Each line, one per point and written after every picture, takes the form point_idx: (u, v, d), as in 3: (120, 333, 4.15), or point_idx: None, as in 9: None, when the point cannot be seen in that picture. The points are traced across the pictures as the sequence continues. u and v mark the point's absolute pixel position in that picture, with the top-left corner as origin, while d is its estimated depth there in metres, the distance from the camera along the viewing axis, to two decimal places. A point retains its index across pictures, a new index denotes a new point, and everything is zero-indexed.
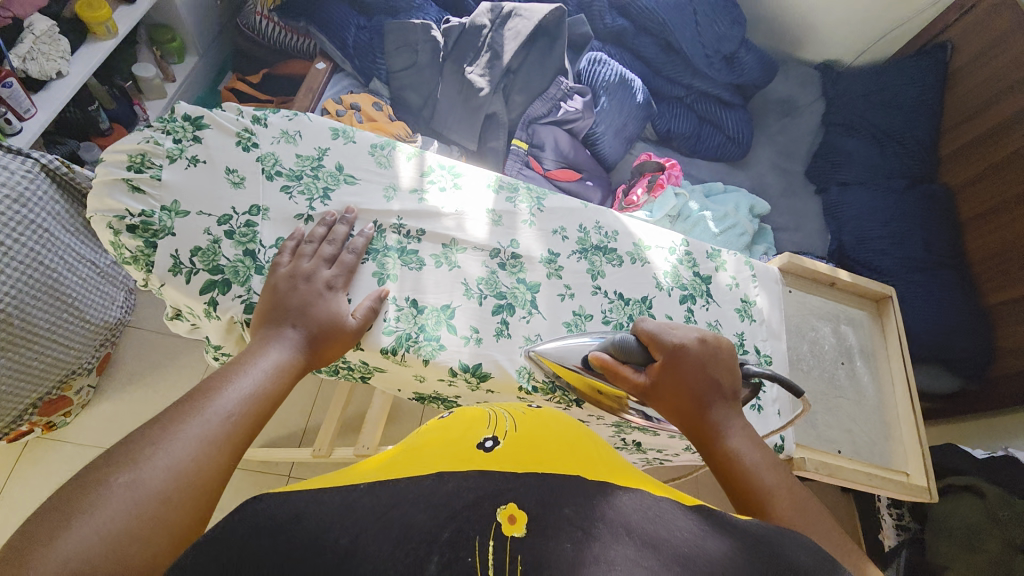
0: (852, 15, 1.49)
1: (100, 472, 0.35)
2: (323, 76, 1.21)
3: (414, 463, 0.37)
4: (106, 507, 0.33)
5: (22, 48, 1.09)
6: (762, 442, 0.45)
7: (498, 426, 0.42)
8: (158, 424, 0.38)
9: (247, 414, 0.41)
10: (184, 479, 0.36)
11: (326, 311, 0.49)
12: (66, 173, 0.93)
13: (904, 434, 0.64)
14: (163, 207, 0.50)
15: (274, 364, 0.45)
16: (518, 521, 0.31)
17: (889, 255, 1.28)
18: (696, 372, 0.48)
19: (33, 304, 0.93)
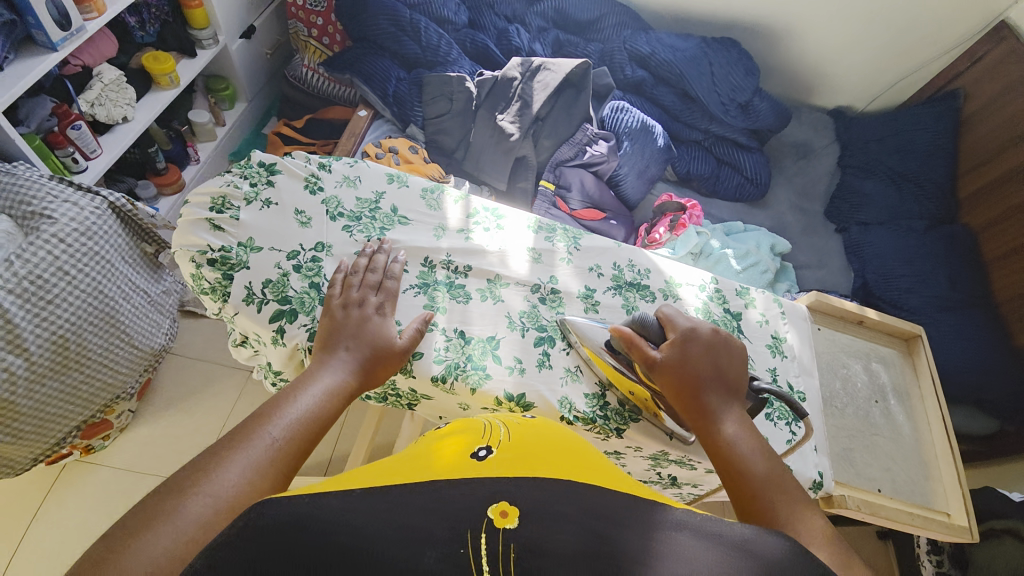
0: (860, 65, 1.57)
1: (168, 492, 0.36)
2: (365, 122, 1.30)
3: (410, 472, 0.39)
4: (166, 534, 0.34)
5: (91, 94, 1.21)
6: (756, 433, 0.49)
7: (491, 437, 0.45)
8: (217, 450, 0.40)
9: (295, 438, 0.43)
10: (229, 504, 0.37)
11: (377, 333, 0.52)
12: (129, 209, 1.03)
13: (944, 473, 0.64)
14: (239, 243, 0.55)
15: (328, 384, 0.48)
16: (510, 515, 0.34)
17: (915, 294, 1.29)
18: (704, 357, 0.53)
19: (90, 329, 0.97)
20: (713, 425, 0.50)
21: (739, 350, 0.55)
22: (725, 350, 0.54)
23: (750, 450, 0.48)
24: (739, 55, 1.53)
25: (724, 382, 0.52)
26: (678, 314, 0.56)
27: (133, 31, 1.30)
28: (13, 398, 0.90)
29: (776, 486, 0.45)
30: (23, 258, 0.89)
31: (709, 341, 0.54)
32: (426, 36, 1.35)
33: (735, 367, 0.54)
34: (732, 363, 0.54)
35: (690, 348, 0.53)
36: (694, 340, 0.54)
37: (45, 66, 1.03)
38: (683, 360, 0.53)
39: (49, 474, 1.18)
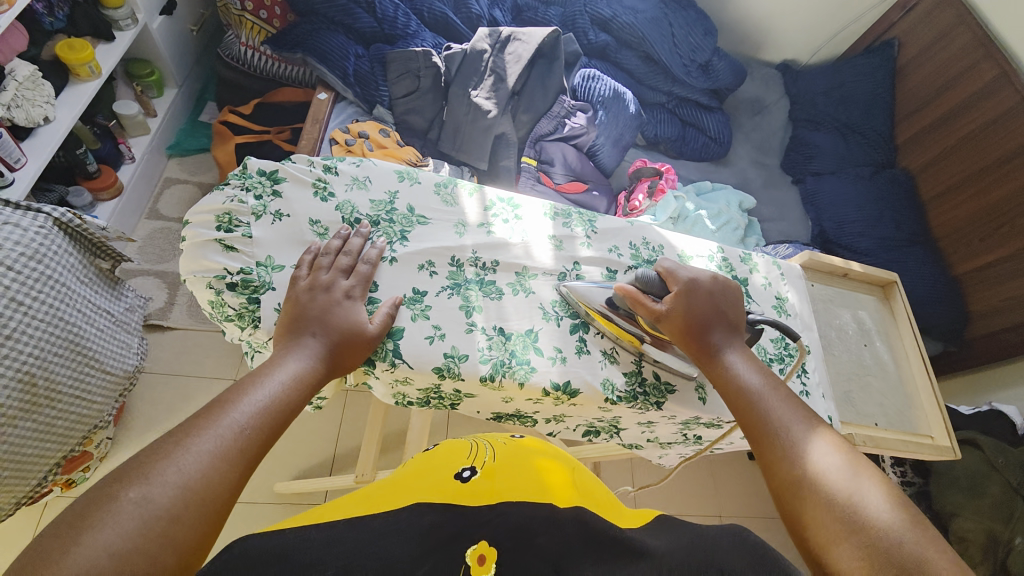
0: (805, 19, 1.62)
1: (111, 488, 0.35)
2: (327, 106, 1.21)
3: (396, 497, 0.45)
4: (130, 518, 0.34)
5: (7, 96, 1.03)
6: (753, 358, 0.56)
7: (478, 456, 0.51)
8: (176, 435, 0.39)
9: (259, 426, 0.43)
10: (194, 495, 0.37)
11: (345, 317, 0.52)
12: (78, 225, 0.91)
13: (924, 401, 0.74)
14: (259, 263, 0.55)
15: (292, 373, 0.47)
16: (486, 561, 0.39)
17: (866, 237, 1.40)
18: (707, 301, 0.58)
19: (56, 360, 0.87)
20: (716, 358, 0.56)
21: (736, 293, 0.60)
22: (724, 294, 0.59)
23: (752, 370, 0.54)
24: (696, 15, 1.54)
25: (725, 321, 0.58)
26: (677, 266, 0.59)
27: (41, 18, 1.11)
28: None
29: (775, 397, 0.52)
30: None
31: (709, 288, 0.58)
32: (380, 6, 1.26)
33: (733, 308, 0.59)
34: (731, 304, 0.59)
35: (692, 294, 0.58)
36: (696, 288, 0.58)
37: None
38: (688, 306, 0.57)
39: (24, 522, 1.07)
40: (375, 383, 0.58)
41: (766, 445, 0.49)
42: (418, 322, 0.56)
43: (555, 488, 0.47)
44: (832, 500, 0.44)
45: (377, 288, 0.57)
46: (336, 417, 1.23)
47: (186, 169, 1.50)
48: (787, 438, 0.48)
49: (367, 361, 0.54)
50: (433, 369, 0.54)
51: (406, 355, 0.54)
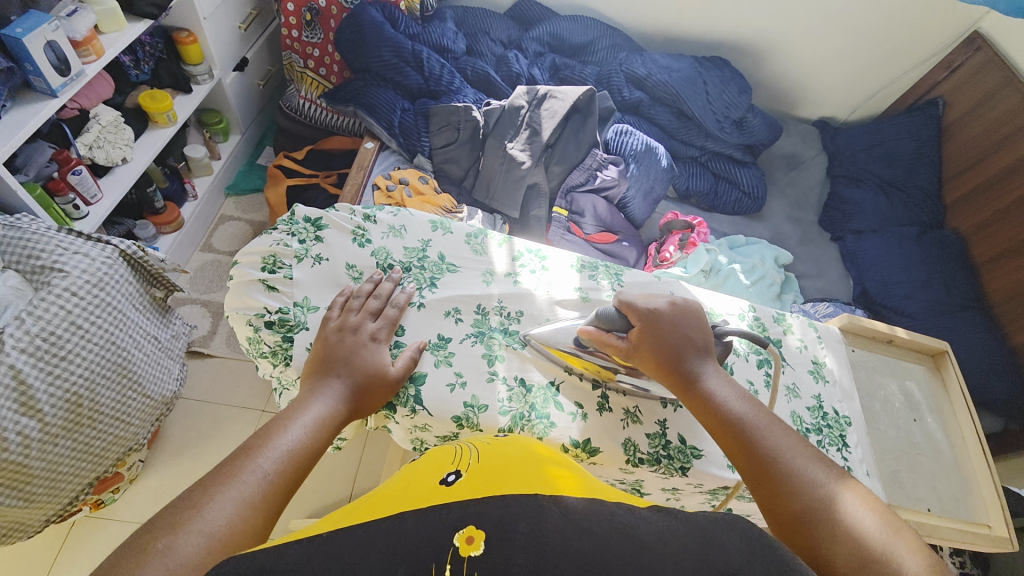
0: (842, 79, 1.64)
1: (142, 539, 0.36)
2: (372, 154, 1.29)
3: (378, 508, 0.41)
4: (158, 567, 0.34)
5: (89, 137, 1.17)
6: (732, 381, 0.55)
7: (462, 461, 0.48)
8: (205, 484, 0.41)
9: (285, 471, 0.44)
10: (219, 543, 0.37)
11: (369, 359, 0.55)
12: (140, 256, 1.00)
13: (979, 482, 0.75)
14: (296, 303, 0.59)
15: (316, 417, 0.49)
16: (475, 541, 0.34)
17: (913, 299, 1.33)
18: (672, 329, 0.57)
19: (103, 383, 0.92)
20: (694, 386, 0.54)
21: (697, 314, 0.59)
22: (695, 317, 0.58)
23: (733, 397, 0.53)
24: (731, 74, 1.58)
25: (698, 347, 0.57)
26: (635, 298, 0.59)
27: (128, 69, 1.27)
28: (26, 459, 0.83)
29: (757, 424, 0.51)
30: (34, 315, 0.85)
31: (671, 315, 0.58)
32: (428, 66, 1.37)
33: (706, 330, 0.58)
34: (704, 327, 0.58)
35: (662, 319, 0.58)
36: (665, 312, 0.58)
37: (45, 113, 1.00)
38: (658, 331, 0.57)
39: (47, 542, 1.08)
40: (395, 428, 0.59)
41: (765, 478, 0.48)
42: (440, 369, 0.58)
43: (548, 481, 0.43)
44: (844, 533, 0.43)
45: (403, 333, 0.60)
46: (355, 456, 1.23)
47: (241, 206, 1.61)
48: (785, 469, 0.47)
49: (389, 406, 0.56)
50: (451, 417, 0.56)
51: (427, 402, 0.56)
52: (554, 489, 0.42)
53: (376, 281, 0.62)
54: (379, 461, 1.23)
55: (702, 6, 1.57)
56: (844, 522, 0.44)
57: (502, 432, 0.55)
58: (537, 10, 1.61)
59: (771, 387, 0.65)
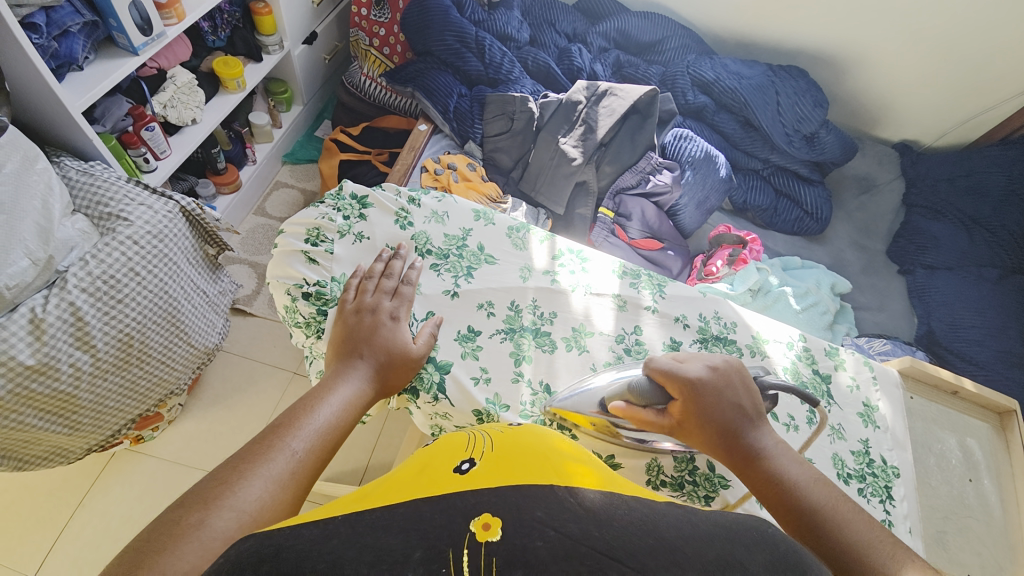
0: (932, 102, 1.49)
1: (177, 513, 0.37)
2: (425, 136, 1.30)
3: (392, 493, 0.40)
4: (195, 542, 0.35)
5: (164, 96, 1.24)
6: (802, 461, 0.50)
7: (476, 449, 0.47)
8: (237, 463, 0.42)
9: (314, 450, 0.45)
10: (251, 518, 0.38)
11: (390, 338, 0.55)
12: (198, 214, 1.05)
13: None
14: (333, 278, 0.61)
15: (344, 398, 0.50)
16: (492, 528, 0.32)
17: (984, 347, 1.20)
18: (715, 404, 0.52)
19: (152, 328, 0.97)
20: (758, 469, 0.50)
21: (741, 376, 0.54)
22: (733, 387, 0.53)
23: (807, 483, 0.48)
24: (807, 86, 1.48)
25: (744, 418, 0.52)
26: (666, 361, 0.55)
27: (206, 35, 1.34)
28: (75, 391, 0.89)
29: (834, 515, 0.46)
30: (97, 258, 0.91)
31: (715, 382, 0.53)
32: (489, 53, 1.35)
33: (750, 394, 0.54)
34: (745, 390, 0.54)
35: (699, 398, 0.52)
36: (701, 383, 0.53)
37: (126, 68, 1.07)
38: (697, 413, 0.52)
39: (89, 468, 1.17)
40: (415, 412, 0.60)
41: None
42: (467, 360, 0.59)
43: (562, 473, 0.42)
44: None
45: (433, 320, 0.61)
46: (375, 429, 1.25)
47: (295, 175, 1.67)
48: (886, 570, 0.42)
49: (412, 391, 0.57)
50: (472, 410, 0.57)
51: (450, 392, 0.57)
52: (570, 481, 0.40)
53: (383, 259, 0.62)
54: (398, 438, 1.25)
55: (782, 11, 1.48)
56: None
57: (518, 424, 0.54)
58: (608, 4, 1.57)
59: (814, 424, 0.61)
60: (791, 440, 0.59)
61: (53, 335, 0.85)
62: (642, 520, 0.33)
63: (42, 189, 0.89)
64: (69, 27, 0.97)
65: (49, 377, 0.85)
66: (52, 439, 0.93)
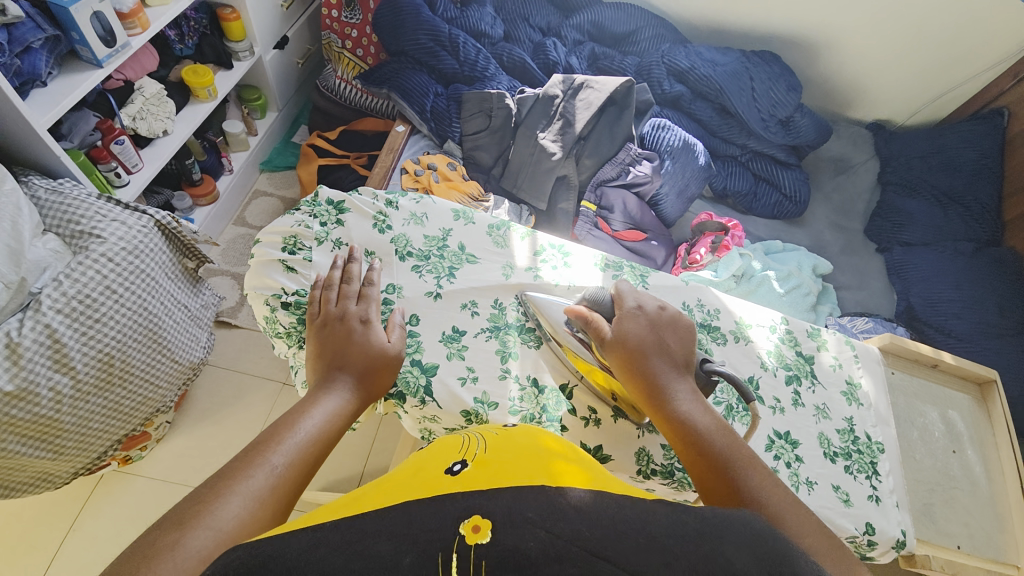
0: (902, 81, 1.52)
1: (153, 534, 0.36)
2: (403, 137, 1.29)
3: (384, 497, 0.40)
4: (170, 563, 0.34)
5: (133, 108, 1.21)
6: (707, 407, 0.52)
7: (468, 450, 0.47)
8: (216, 481, 0.41)
9: (295, 464, 0.44)
10: (230, 535, 0.37)
11: (368, 346, 0.55)
12: (174, 227, 1.03)
13: (1015, 525, 0.71)
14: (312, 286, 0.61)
15: (327, 410, 0.49)
16: (482, 529, 0.32)
17: (961, 320, 1.23)
18: (646, 334, 0.56)
19: (133, 346, 0.95)
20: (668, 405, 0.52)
21: (683, 326, 0.57)
22: (670, 327, 0.57)
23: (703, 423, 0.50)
24: (781, 70, 1.49)
25: (672, 360, 0.55)
26: (630, 292, 0.59)
27: (173, 44, 1.30)
28: (57, 415, 0.87)
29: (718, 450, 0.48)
30: (71, 277, 0.88)
31: (653, 318, 0.57)
32: (464, 51, 1.34)
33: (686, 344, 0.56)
34: (678, 339, 0.56)
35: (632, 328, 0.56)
36: (638, 317, 0.57)
37: (90, 82, 1.04)
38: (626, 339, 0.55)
39: (77, 492, 1.14)
40: (404, 416, 0.60)
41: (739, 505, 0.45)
42: (452, 361, 0.59)
43: (553, 473, 0.42)
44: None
45: (416, 323, 0.61)
46: (369, 434, 1.25)
47: (274, 183, 1.64)
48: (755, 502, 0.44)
49: (399, 396, 0.57)
50: (460, 411, 0.57)
51: (437, 394, 0.57)
52: (562, 480, 0.41)
53: (341, 265, 0.61)
54: (392, 442, 1.25)
55: None
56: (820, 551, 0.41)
57: (509, 423, 0.54)
58: None
59: (799, 405, 0.62)
60: (778, 421, 0.60)
61: (30, 359, 0.83)
62: (634, 517, 0.34)
63: (9, 210, 0.87)
64: (31, 43, 0.94)
65: (28, 402, 0.83)
66: (36, 465, 0.91)
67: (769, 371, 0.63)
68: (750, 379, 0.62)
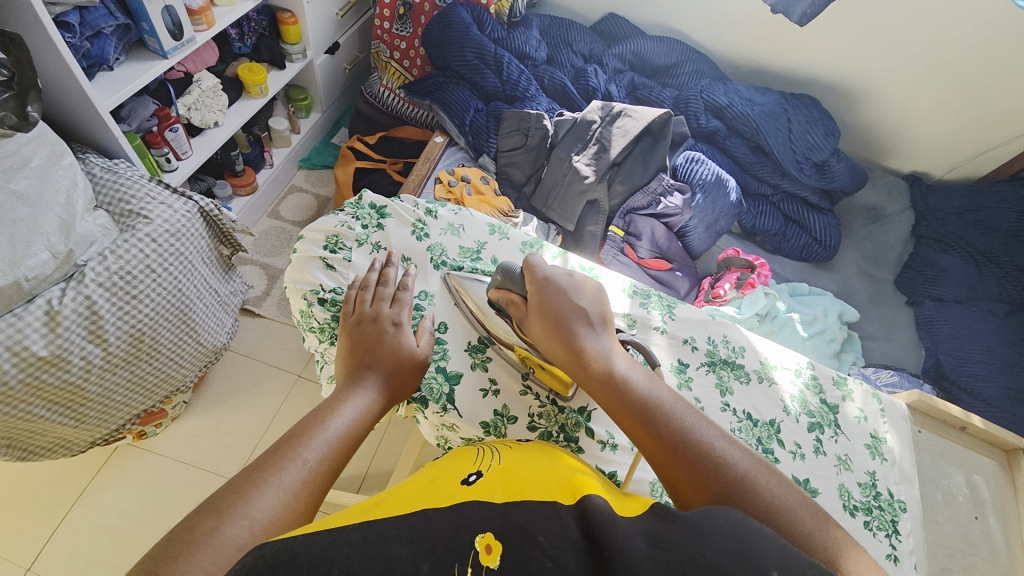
0: (943, 135, 1.50)
1: (192, 523, 0.37)
2: (440, 148, 1.32)
3: (403, 502, 0.41)
4: (210, 552, 0.36)
5: (189, 99, 1.27)
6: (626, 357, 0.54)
7: (484, 463, 0.48)
8: (251, 473, 0.42)
9: (325, 460, 0.45)
10: (264, 528, 0.39)
11: (397, 346, 0.56)
12: (216, 214, 1.07)
13: None
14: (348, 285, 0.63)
15: (357, 407, 0.50)
16: (494, 553, 0.32)
17: (992, 383, 1.18)
18: (558, 299, 0.58)
19: (163, 325, 0.98)
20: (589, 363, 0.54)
21: (588, 287, 0.60)
22: (578, 292, 0.59)
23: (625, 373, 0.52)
24: (820, 114, 1.49)
25: (587, 320, 0.57)
26: (538, 262, 0.61)
27: (232, 42, 1.37)
28: (84, 384, 0.90)
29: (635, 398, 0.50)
30: (115, 254, 0.92)
31: (558, 283, 0.59)
32: (507, 71, 1.38)
33: (598, 305, 0.59)
34: (589, 299, 0.59)
35: (543, 296, 0.58)
36: (547, 285, 0.59)
37: (154, 71, 1.10)
38: (542, 309, 0.58)
39: (90, 461, 1.17)
40: (423, 422, 0.61)
41: (671, 464, 0.45)
42: (476, 371, 0.60)
43: (572, 491, 0.42)
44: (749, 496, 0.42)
45: (445, 330, 0.62)
46: (375, 436, 1.25)
47: (310, 180, 1.70)
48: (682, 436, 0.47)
49: (421, 401, 0.57)
50: (479, 423, 0.57)
51: (458, 403, 0.58)
52: (577, 496, 0.41)
53: (379, 268, 0.63)
54: (398, 446, 1.25)
55: (796, 40, 1.50)
56: (752, 489, 0.43)
57: (526, 440, 0.55)
58: (625, 27, 1.60)
59: (820, 453, 0.61)
60: (798, 468, 0.59)
61: (67, 328, 0.86)
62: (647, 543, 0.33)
63: (66, 184, 0.91)
64: (101, 28, 1.00)
65: (60, 369, 0.86)
66: (57, 430, 0.94)
67: (792, 416, 0.62)
68: (771, 422, 0.62)
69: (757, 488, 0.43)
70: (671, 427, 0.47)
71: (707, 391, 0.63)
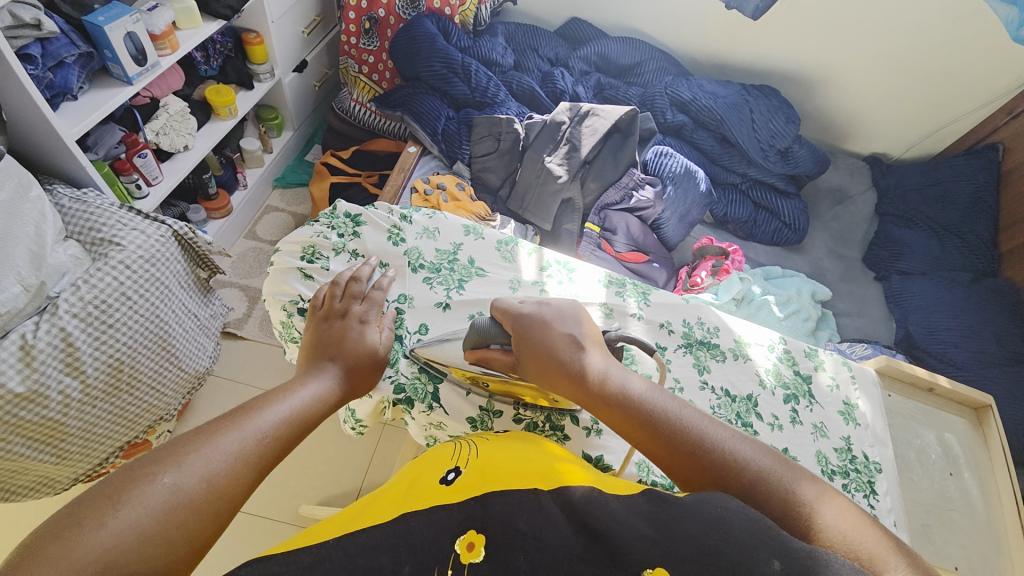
0: (896, 116, 1.58)
1: (149, 469, 0.39)
2: (414, 158, 1.34)
3: (383, 510, 0.42)
4: (156, 498, 0.37)
5: (157, 124, 1.27)
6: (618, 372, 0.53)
7: (462, 457, 0.49)
8: (206, 430, 0.43)
9: (279, 435, 0.46)
10: (214, 488, 0.40)
11: (358, 344, 0.57)
12: (190, 237, 1.06)
13: (1014, 551, 0.70)
14: None
15: (314, 393, 0.51)
16: (475, 549, 0.35)
17: (960, 349, 1.23)
18: (542, 330, 0.57)
19: (143, 353, 0.97)
20: (585, 386, 0.52)
21: (567, 308, 0.59)
22: (562, 316, 0.58)
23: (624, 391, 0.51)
24: (779, 103, 1.55)
25: (573, 342, 0.55)
26: (511, 305, 0.60)
27: (198, 65, 1.37)
28: (63, 418, 0.88)
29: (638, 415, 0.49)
30: (89, 283, 0.91)
31: (538, 314, 0.58)
32: (475, 78, 1.41)
33: (581, 324, 0.58)
34: (575, 320, 0.58)
35: (527, 333, 0.57)
36: (529, 319, 0.58)
37: (120, 97, 1.09)
38: (530, 345, 0.56)
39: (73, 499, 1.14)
40: (410, 423, 0.62)
41: (692, 474, 0.45)
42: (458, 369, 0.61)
43: (546, 476, 0.44)
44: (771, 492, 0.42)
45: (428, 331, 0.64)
46: (368, 449, 1.24)
47: (285, 199, 1.69)
48: (695, 446, 0.46)
49: (406, 401, 0.59)
50: (466, 418, 0.59)
51: (444, 401, 0.60)
52: (555, 482, 0.42)
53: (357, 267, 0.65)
54: (392, 458, 1.24)
55: (752, 33, 1.55)
56: (754, 491, 0.43)
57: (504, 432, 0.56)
58: (588, 30, 1.64)
59: (796, 423, 0.63)
60: (776, 438, 0.61)
61: (43, 361, 0.85)
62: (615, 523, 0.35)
63: (35, 216, 0.90)
64: (64, 58, 0.99)
65: (38, 404, 0.84)
66: (39, 468, 0.91)
67: (768, 389, 0.65)
68: (748, 397, 0.64)
69: (769, 484, 0.43)
70: (683, 441, 0.46)
71: (686, 372, 0.65)
